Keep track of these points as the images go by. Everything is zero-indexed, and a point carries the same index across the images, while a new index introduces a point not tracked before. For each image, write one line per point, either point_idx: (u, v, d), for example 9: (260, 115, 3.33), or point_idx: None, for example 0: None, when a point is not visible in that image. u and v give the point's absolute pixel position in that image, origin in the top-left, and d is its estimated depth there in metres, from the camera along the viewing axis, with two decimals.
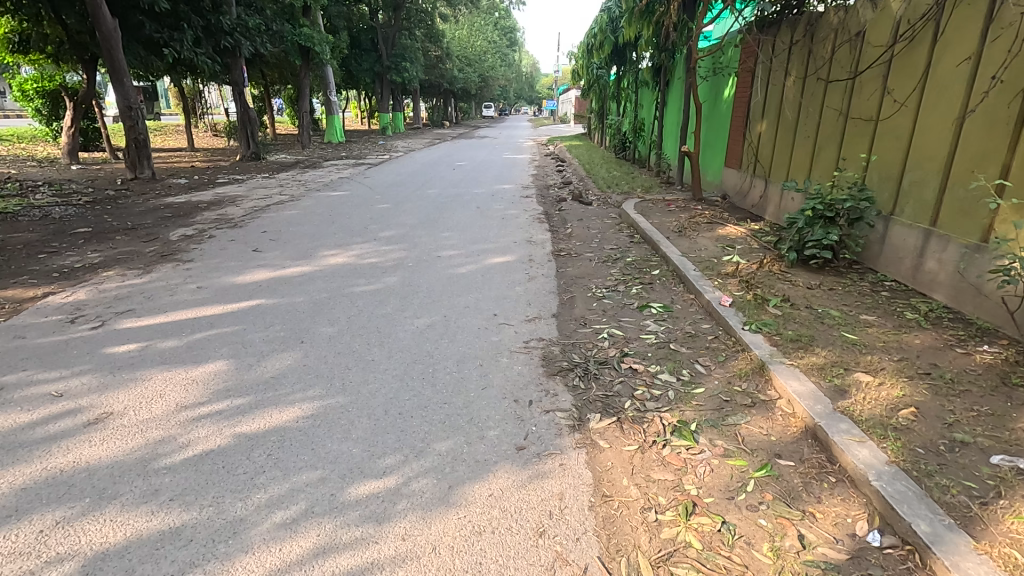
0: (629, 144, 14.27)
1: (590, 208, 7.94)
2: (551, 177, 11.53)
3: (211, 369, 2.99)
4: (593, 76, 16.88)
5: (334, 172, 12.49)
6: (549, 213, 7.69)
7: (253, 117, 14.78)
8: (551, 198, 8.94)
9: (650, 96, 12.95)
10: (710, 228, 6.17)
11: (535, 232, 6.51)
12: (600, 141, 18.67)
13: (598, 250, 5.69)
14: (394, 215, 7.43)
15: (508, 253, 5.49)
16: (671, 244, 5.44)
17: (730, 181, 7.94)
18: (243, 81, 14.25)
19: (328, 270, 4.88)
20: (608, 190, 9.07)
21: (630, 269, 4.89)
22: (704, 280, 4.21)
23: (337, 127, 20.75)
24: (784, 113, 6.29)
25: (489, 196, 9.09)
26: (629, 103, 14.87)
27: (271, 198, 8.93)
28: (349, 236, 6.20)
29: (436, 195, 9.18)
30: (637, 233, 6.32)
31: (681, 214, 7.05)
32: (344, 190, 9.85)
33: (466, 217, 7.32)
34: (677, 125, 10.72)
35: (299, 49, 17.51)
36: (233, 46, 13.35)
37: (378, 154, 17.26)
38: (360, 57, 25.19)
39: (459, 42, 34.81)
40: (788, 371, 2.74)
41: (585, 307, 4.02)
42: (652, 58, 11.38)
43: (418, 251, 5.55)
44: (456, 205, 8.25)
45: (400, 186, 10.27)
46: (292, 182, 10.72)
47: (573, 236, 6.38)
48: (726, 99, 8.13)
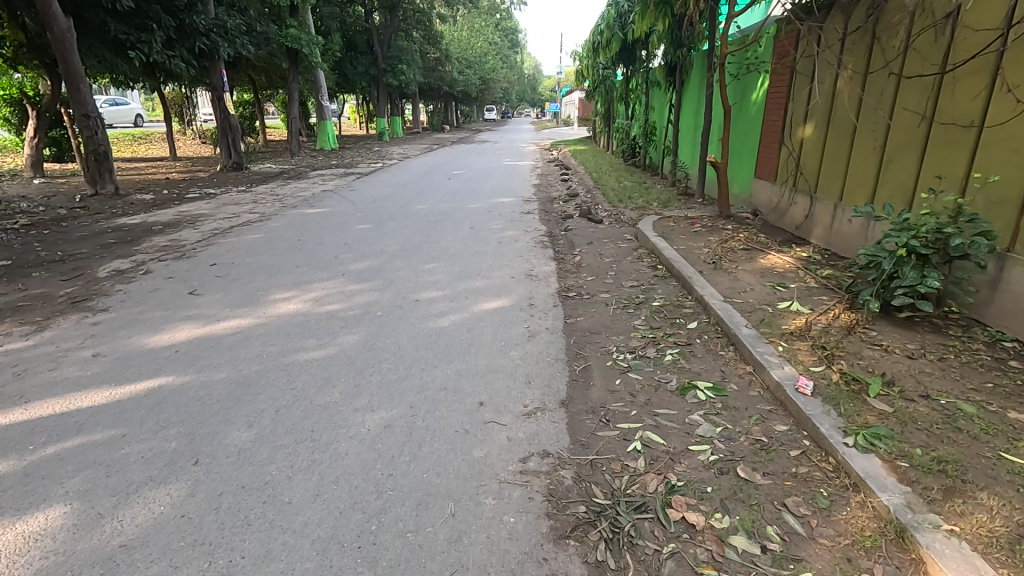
0: (639, 149, 13.22)
1: (600, 228, 6.88)
2: (555, 187, 10.50)
3: (35, 529, 1.94)
4: (599, 77, 15.81)
5: (318, 184, 11.48)
6: (553, 235, 6.63)
7: (236, 124, 13.80)
8: (556, 215, 7.88)
9: (663, 98, 11.90)
10: (750, 257, 5.09)
11: (537, 261, 5.47)
12: (606, 145, 17.64)
13: (615, 288, 4.63)
14: (374, 239, 6.39)
15: (503, 294, 4.43)
16: (707, 282, 4.38)
17: (763, 196, 6.86)
18: (224, 86, 13.30)
19: (273, 324, 3.84)
20: (619, 205, 8.02)
21: (659, 319, 3.83)
22: (765, 345, 3.13)
23: (329, 133, 19.83)
24: (837, 116, 5.23)
25: (485, 213, 8.05)
26: (638, 106, 13.79)
27: (238, 217, 7.91)
28: (313, 270, 5.16)
29: (425, 212, 8.15)
30: (660, 263, 5.26)
31: (709, 236, 5.98)
32: (323, 206, 8.84)
33: (456, 241, 6.29)
34: (697, 130, 9.65)
35: (286, 51, 16.55)
36: (210, 49, 12.39)
37: (370, 162, 16.29)
38: (355, 60, 24.29)
39: (459, 44, 33.85)
40: (955, 551, 1.66)
41: (605, 387, 2.96)
42: (665, 55, 10.32)
43: (392, 291, 4.51)
44: (447, 225, 7.22)
45: (387, 200, 9.25)
46: (269, 196, 9.72)
47: (582, 267, 5.32)
48: (756, 100, 7.06)
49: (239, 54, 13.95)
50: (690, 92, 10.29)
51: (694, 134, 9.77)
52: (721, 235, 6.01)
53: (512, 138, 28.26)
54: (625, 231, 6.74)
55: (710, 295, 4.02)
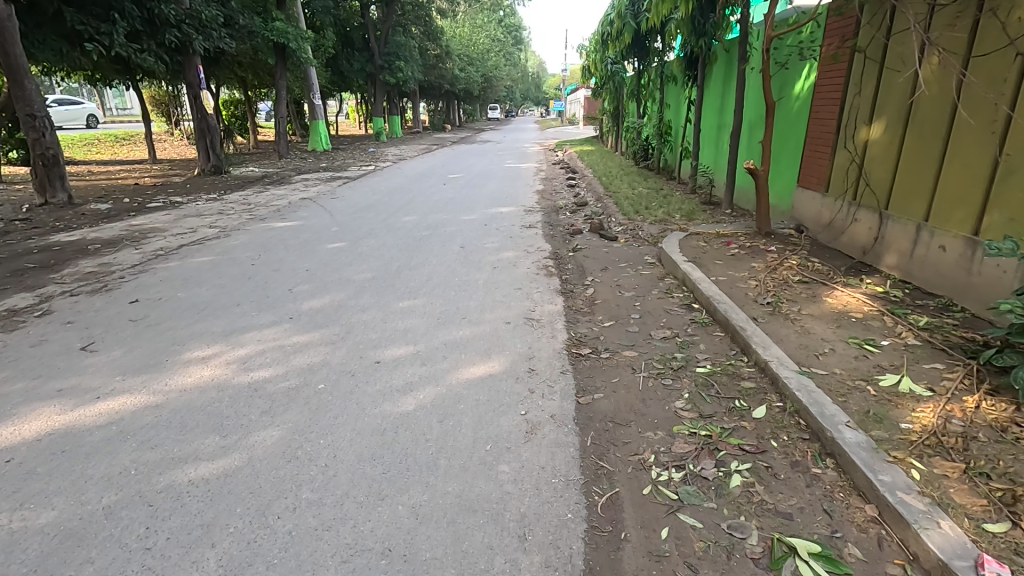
0: (652, 150, 12.13)
1: (614, 248, 5.78)
2: (561, 194, 9.40)
3: None
4: (609, 73, 14.66)
5: (298, 190, 10.40)
6: (560, 257, 5.53)
7: (215, 124, 12.75)
8: (562, 230, 6.77)
9: (680, 94, 10.81)
10: (813, 294, 3.97)
11: (539, 296, 4.36)
12: (616, 146, 16.55)
13: (642, 340, 3.51)
14: (342, 263, 5.31)
15: (494, 351, 3.33)
16: (766, 336, 3.25)
17: (811, 210, 5.75)
18: (201, 83, 12.25)
19: (169, 405, 2.75)
20: (636, 217, 6.93)
21: (710, 401, 2.72)
22: (891, 470, 2.01)
23: (322, 134, 18.85)
24: (920, 114, 4.13)
25: (480, 227, 6.95)
26: (653, 104, 12.65)
27: (194, 232, 6.85)
28: (254, 311, 4.08)
29: (411, 226, 7.05)
30: (696, 301, 4.15)
31: (751, 262, 4.87)
32: (297, 217, 7.78)
33: (442, 266, 5.19)
34: (724, 130, 8.54)
35: (273, 46, 15.48)
36: (183, 42, 11.33)
37: (362, 165, 15.24)
38: (351, 57, 23.33)
39: (461, 40, 32.71)
40: None
41: (643, 546, 1.86)
42: (684, 47, 9.23)
43: (346, 347, 3.41)
44: (433, 243, 6.12)
45: (370, 210, 8.16)
46: (239, 206, 8.64)
47: (597, 305, 4.20)
48: (799, 94, 6.01)
49: (218, 48, 12.92)
50: (713, 88, 9.18)
51: (720, 134, 8.66)
52: (766, 261, 4.90)
53: (515, 138, 27.16)
54: (645, 252, 5.64)
55: (777, 361, 2.90)
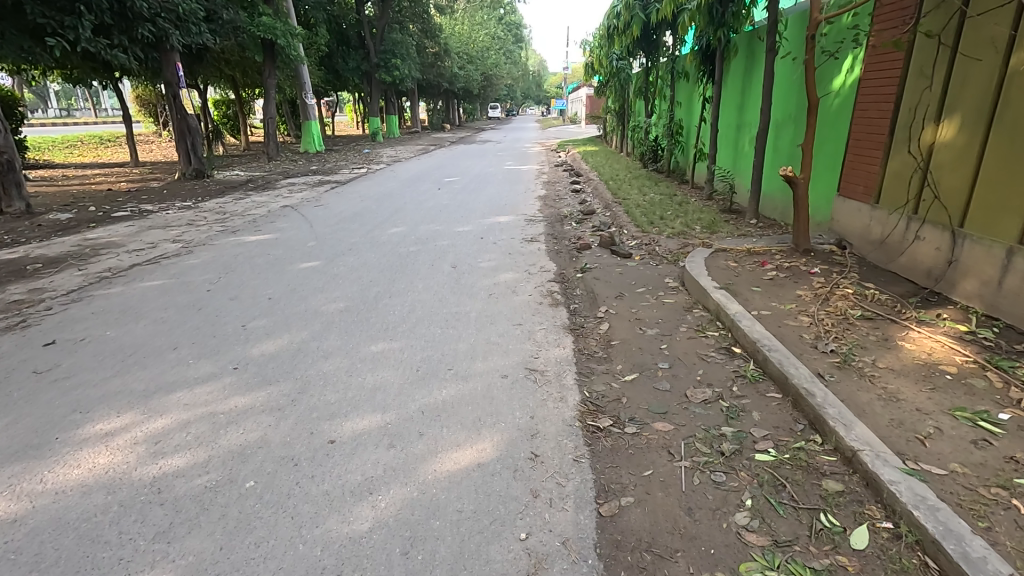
0: (662, 152, 11.36)
1: (629, 269, 5.02)
2: (565, 200, 8.63)
3: None
4: (615, 68, 13.83)
5: (281, 196, 9.63)
6: (566, 280, 4.76)
7: (196, 125, 12.03)
8: (567, 245, 5.99)
9: (694, 92, 10.04)
10: (884, 337, 3.19)
11: (543, 335, 3.58)
12: (621, 147, 15.77)
13: (677, 405, 2.72)
14: (313, 289, 4.54)
15: (485, 424, 2.55)
16: (844, 405, 2.47)
17: (858, 224, 4.97)
18: (180, 81, 11.54)
19: (29, 521, 1.97)
20: (651, 229, 6.15)
21: (785, 517, 1.94)
22: None
23: (314, 135, 18.12)
24: (1011, 110, 3.36)
25: (475, 241, 6.17)
26: (662, 102, 11.87)
27: (152, 248, 6.07)
28: (191, 357, 3.30)
29: (398, 239, 6.27)
30: (736, 343, 3.37)
31: (795, 289, 4.08)
32: (273, 229, 7.02)
33: (428, 293, 4.42)
34: (745, 131, 7.76)
35: (260, 43, 14.72)
36: (157, 36, 10.54)
37: (354, 167, 14.49)
38: (346, 55, 22.56)
39: (460, 37, 31.92)
40: None
41: None
42: (700, 39, 8.46)
43: (295, 418, 2.63)
44: (420, 262, 5.35)
45: (355, 220, 7.38)
46: (211, 216, 7.85)
47: (615, 348, 3.42)
48: (841, 90, 5.26)
49: (198, 44, 12.15)
50: (731, 84, 8.40)
51: (741, 136, 7.87)
52: (813, 288, 4.12)
53: (515, 138, 26.36)
54: (665, 275, 4.86)
55: (871, 451, 2.12)
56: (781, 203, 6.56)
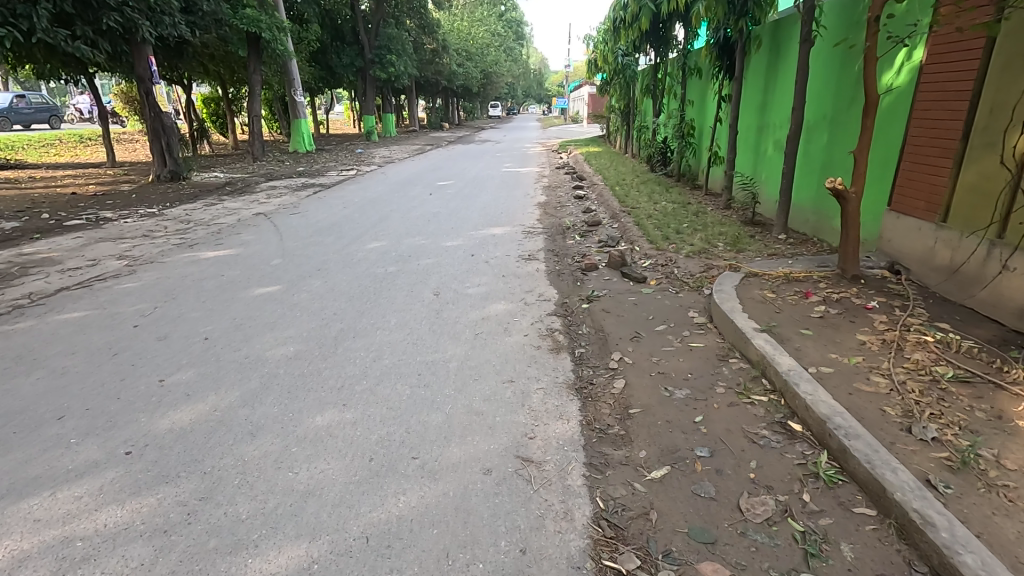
0: (672, 154, 10.56)
1: (644, 299, 4.23)
2: (568, 208, 7.84)
3: None
4: (620, 64, 13.04)
5: (257, 202, 8.83)
6: (570, 314, 3.96)
7: (171, 123, 11.20)
8: (570, 265, 5.19)
9: (709, 89, 9.24)
10: (996, 415, 2.39)
11: (540, 399, 2.77)
12: (626, 147, 14.98)
13: (729, 526, 1.92)
14: (262, 324, 3.74)
15: (454, 567, 1.75)
16: (985, 548, 1.66)
17: (917, 246, 4.18)
18: (154, 77, 10.73)
19: None
20: (666, 246, 5.35)
21: None
22: None
23: (304, 134, 17.35)
24: None
25: (464, 259, 5.37)
26: (672, 100, 11.07)
27: (92, 266, 5.27)
28: (75, 434, 2.50)
29: (377, 257, 5.47)
30: (794, 415, 2.57)
31: (856, 333, 3.28)
32: (238, 241, 6.22)
33: (401, 332, 3.61)
34: (769, 133, 6.97)
35: (245, 36, 13.89)
36: (126, 28, 9.74)
37: (344, 169, 13.69)
38: (339, 51, 21.76)
39: (459, 33, 31.08)
40: None
41: None
42: (717, 31, 7.65)
43: (181, 552, 1.83)
44: (398, 287, 4.56)
45: (332, 232, 6.59)
46: (172, 226, 7.04)
47: (634, 420, 2.62)
48: (894, 87, 4.48)
49: (175, 36, 11.35)
50: (752, 80, 7.60)
51: (764, 139, 7.08)
52: (877, 330, 3.31)
53: (516, 137, 25.52)
54: (689, 308, 4.06)
55: None
56: (814, 217, 5.76)
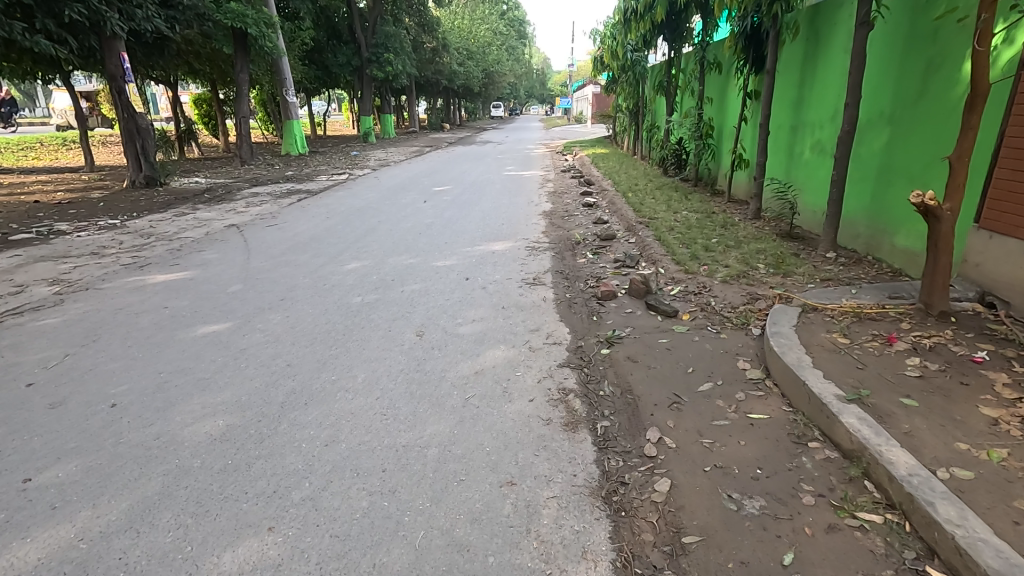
0: (689, 156, 9.72)
1: (678, 343, 3.39)
2: (577, 219, 7.00)
3: None
4: (629, 58, 12.31)
5: (233, 211, 8.00)
6: (586, 366, 3.12)
7: (146, 125, 10.35)
8: (583, 292, 4.34)
9: (732, 85, 8.39)
10: None
11: (553, 519, 1.94)
12: (635, 148, 14.16)
13: None
14: (192, 383, 2.91)
15: None
16: None
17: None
18: (126, 74, 9.91)
19: None
20: (697, 269, 4.51)
21: None
22: None
23: (297, 136, 16.58)
24: None
25: (458, 284, 4.53)
26: (688, 97, 10.23)
27: (15, 294, 4.43)
28: None
29: (354, 281, 4.64)
30: (932, 555, 1.74)
31: (974, 404, 2.45)
32: (198, 260, 5.39)
33: (369, 395, 2.78)
34: (805, 133, 6.14)
35: (230, 32, 13.08)
36: (93, 20, 8.94)
37: (336, 172, 12.90)
38: (335, 49, 20.97)
39: (460, 32, 30.28)
40: None
41: None
42: (746, 19, 6.79)
43: None
44: (374, 324, 3.73)
45: (308, 248, 5.76)
46: (129, 241, 6.21)
47: (693, 558, 1.79)
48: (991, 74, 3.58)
49: (151, 31, 10.55)
50: (785, 74, 6.73)
51: (800, 140, 6.24)
52: (1005, 400, 2.46)
53: (519, 139, 24.65)
54: (736, 356, 3.22)
55: None
56: (866, 231, 4.91)
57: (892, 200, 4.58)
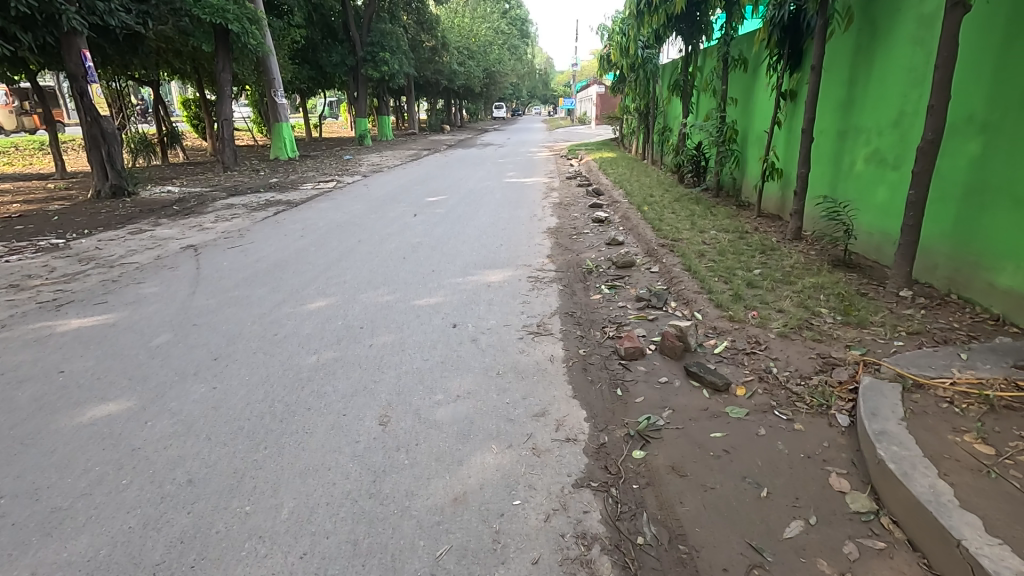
0: (710, 162, 8.79)
1: (738, 441, 2.45)
2: (587, 239, 6.08)
3: None
4: (640, 56, 11.44)
5: (197, 227, 7.09)
6: (613, 485, 2.18)
7: (112, 129, 9.50)
8: (601, 349, 3.41)
9: (761, 82, 7.45)
10: None
11: None
12: (646, 153, 13.24)
13: None
14: (35, 521, 1.98)
15: None
16: None
17: None
18: (89, 74, 9.00)
19: None
20: (744, 317, 3.57)
21: None
22: None
23: (286, 138, 15.71)
24: None
25: (442, 334, 3.59)
26: (707, 97, 9.31)
27: None
28: None
29: (313, 330, 3.71)
30: None
31: None
32: (131, 296, 4.46)
33: (290, 552, 1.85)
34: (859, 141, 5.19)
35: (210, 29, 12.18)
36: (48, 14, 8.05)
37: (323, 179, 12.01)
38: (329, 48, 20.11)
39: (460, 30, 29.40)
40: None
41: None
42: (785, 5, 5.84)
43: None
44: (325, 401, 2.80)
45: (268, 278, 4.84)
46: (62, 267, 5.29)
47: None
48: None
49: (119, 26, 9.66)
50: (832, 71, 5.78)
51: (851, 149, 5.31)
52: None
53: (519, 141, 23.77)
54: (826, 463, 2.29)
55: None
56: (948, 264, 3.97)
57: (986, 228, 3.64)
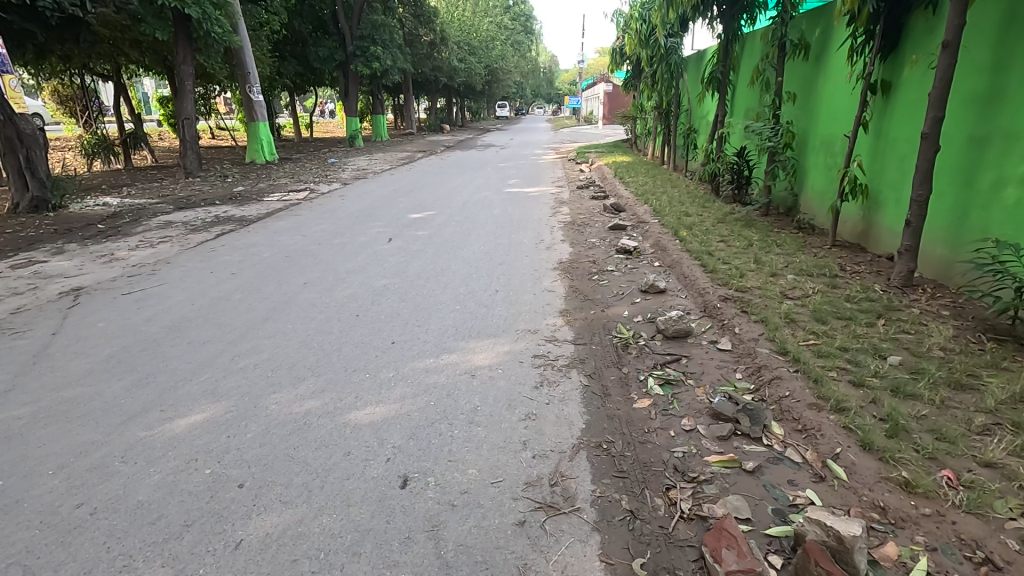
0: (757, 174, 7.11)
1: None
2: (613, 282, 4.47)
3: None
4: (663, 46, 9.85)
5: (104, 258, 5.48)
6: None
7: (31, 130, 7.95)
8: (676, 563, 1.78)
9: (834, 72, 5.76)
10: None
11: None
12: (667, 158, 11.62)
13: None
14: None
15: None
16: None
17: None
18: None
19: None
20: (931, 486, 1.94)
21: None
22: None
23: (263, 140, 14.14)
24: None
25: (377, 513, 1.98)
26: (751, 92, 7.64)
27: None
28: None
29: (153, 492, 2.11)
30: None
31: None
32: None
33: None
34: (1016, 151, 3.53)
35: (167, 15, 10.56)
36: None
37: (296, 187, 10.42)
38: (317, 42, 18.54)
39: (461, 25, 27.79)
40: None
41: None
42: None
43: None
44: None
45: (144, 358, 3.22)
46: None
47: None
48: None
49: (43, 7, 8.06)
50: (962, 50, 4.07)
51: (1003, 165, 3.61)
52: None
53: (521, 142, 22.21)
54: None
55: None
56: None
57: None
